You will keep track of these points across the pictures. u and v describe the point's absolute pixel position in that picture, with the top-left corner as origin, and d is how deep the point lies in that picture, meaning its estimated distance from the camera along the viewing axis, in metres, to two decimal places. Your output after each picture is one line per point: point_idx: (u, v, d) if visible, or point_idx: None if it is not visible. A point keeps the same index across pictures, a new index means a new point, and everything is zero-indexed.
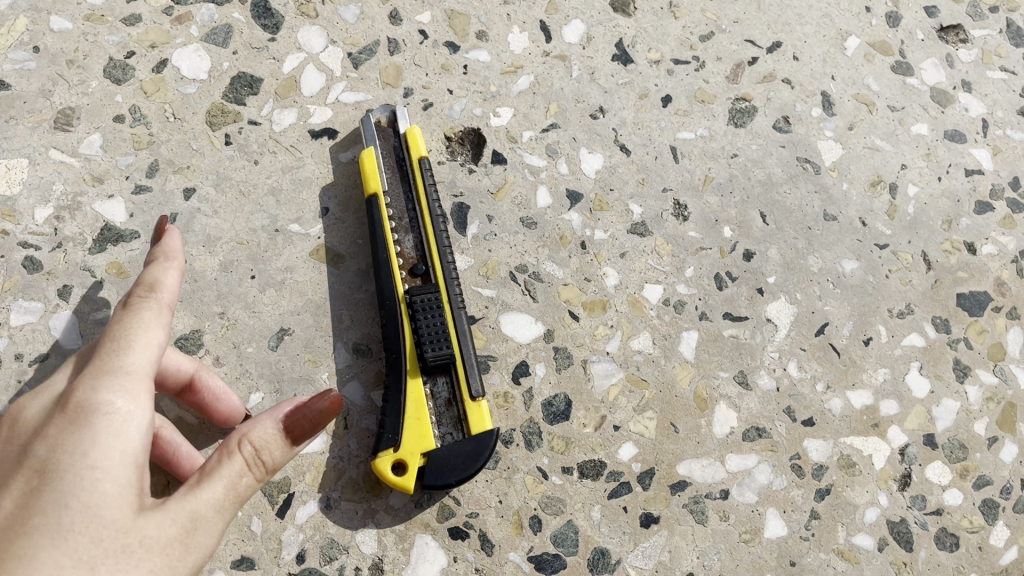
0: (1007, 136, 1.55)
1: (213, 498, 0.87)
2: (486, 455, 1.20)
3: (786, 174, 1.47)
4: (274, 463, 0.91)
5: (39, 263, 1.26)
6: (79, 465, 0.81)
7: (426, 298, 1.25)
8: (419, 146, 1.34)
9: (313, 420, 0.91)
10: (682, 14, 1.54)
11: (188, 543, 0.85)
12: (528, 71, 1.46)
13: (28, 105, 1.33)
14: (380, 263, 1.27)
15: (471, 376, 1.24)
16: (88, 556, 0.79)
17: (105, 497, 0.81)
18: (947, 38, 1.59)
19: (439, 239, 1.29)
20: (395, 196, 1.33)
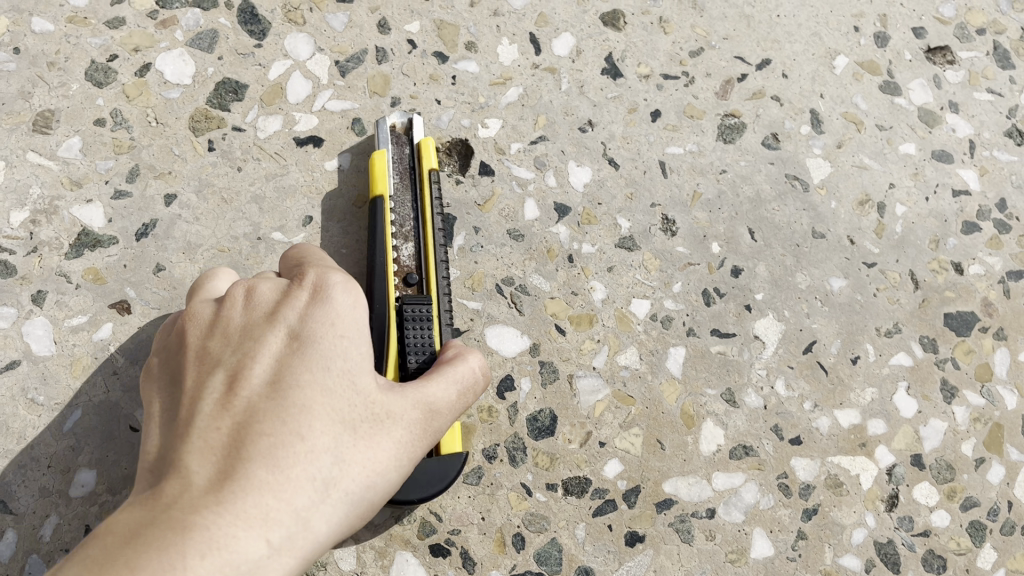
0: (994, 157, 1.55)
1: (449, 388, 0.93)
2: (450, 478, 1.10)
3: (775, 192, 1.47)
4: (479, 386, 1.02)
5: (12, 267, 1.23)
6: (341, 331, 0.84)
7: (419, 304, 1.19)
8: (429, 156, 1.32)
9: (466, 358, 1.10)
10: (672, 30, 1.54)
11: (432, 425, 0.90)
12: (517, 83, 1.45)
13: (6, 107, 1.31)
14: (375, 267, 1.22)
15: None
16: (355, 418, 0.82)
17: (360, 365, 0.85)
18: (934, 60, 1.60)
19: (438, 253, 1.25)
20: (400, 204, 1.29)
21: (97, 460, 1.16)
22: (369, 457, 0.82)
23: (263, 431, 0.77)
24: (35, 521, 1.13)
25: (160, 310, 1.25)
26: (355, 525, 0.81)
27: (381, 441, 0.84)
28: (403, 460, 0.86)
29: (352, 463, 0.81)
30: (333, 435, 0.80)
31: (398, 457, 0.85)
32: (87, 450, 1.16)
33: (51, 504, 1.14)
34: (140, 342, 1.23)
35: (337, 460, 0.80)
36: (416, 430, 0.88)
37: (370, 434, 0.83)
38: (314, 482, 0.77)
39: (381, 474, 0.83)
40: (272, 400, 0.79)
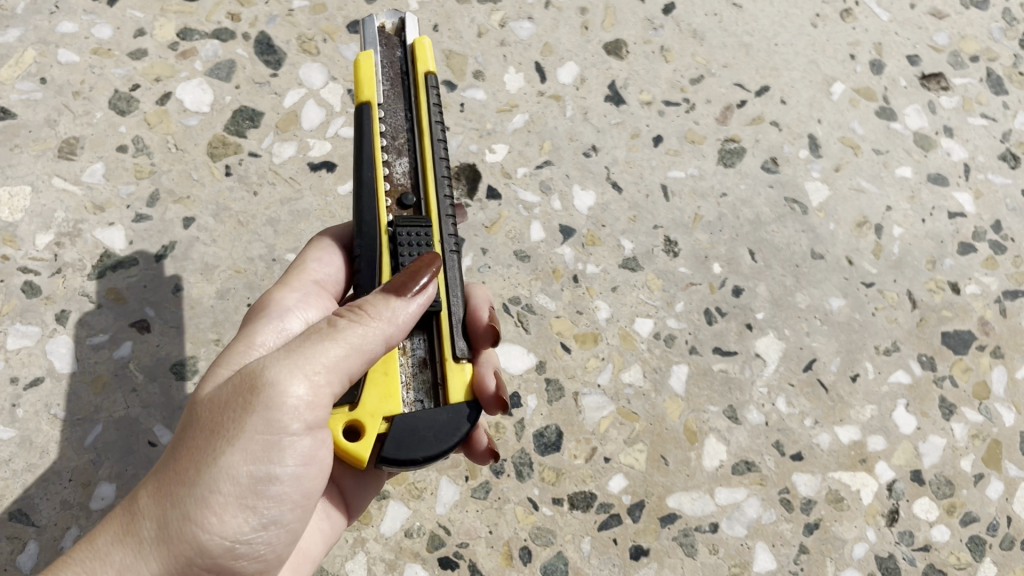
0: (989, 180, 1.59)
1: (284, 351, 0.90)
2: (463, 432, 0.99)
3: (774, 214, 1.51)
4: (381, 316, 0.91)
5: (37, 287, 1.28)
6: (224, 363, 1.03)
7: (415, 227, 1.05)
8: (427, 61, 1.14)
9: (416, 270, 0.94)
10: (672, 58, 1.59)
11: (246, 400, 0.88)
12: (523, 110, 1.50)
13: (33, 134, 1.36)
14: (363, 182, 1.07)
15: (459, 337, 1.03)
16: (174, 440, 0.90)
17: (207, 387, 0.97)
18: (928, 86, 1.64)
19: (438, 168, 1.10)
20: (392, 112, 1.13)
21: (116, 474, 1.20)
22: (192, 462, 0.87)
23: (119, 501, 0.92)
24: (56, 533, 1.16)
25: (178, 329, 1.29)
26: (167, 534, 0.86)
27: (191, 443, 0.88)
28: (214, 449, 0.87)
29: (152, 484, 0.88)
30: (155, 465, 0.91)
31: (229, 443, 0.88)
32: (107, 464, 1.20)
33: (72, 516, 1.17)
34: (158, 359, 1.27)
35: (158, 483, 0.88)
36: (231, 415, 0.88)
37: (179, 445, 0.89)
38: (143, 519, 0.86)
39: (184, 480, 0.86)
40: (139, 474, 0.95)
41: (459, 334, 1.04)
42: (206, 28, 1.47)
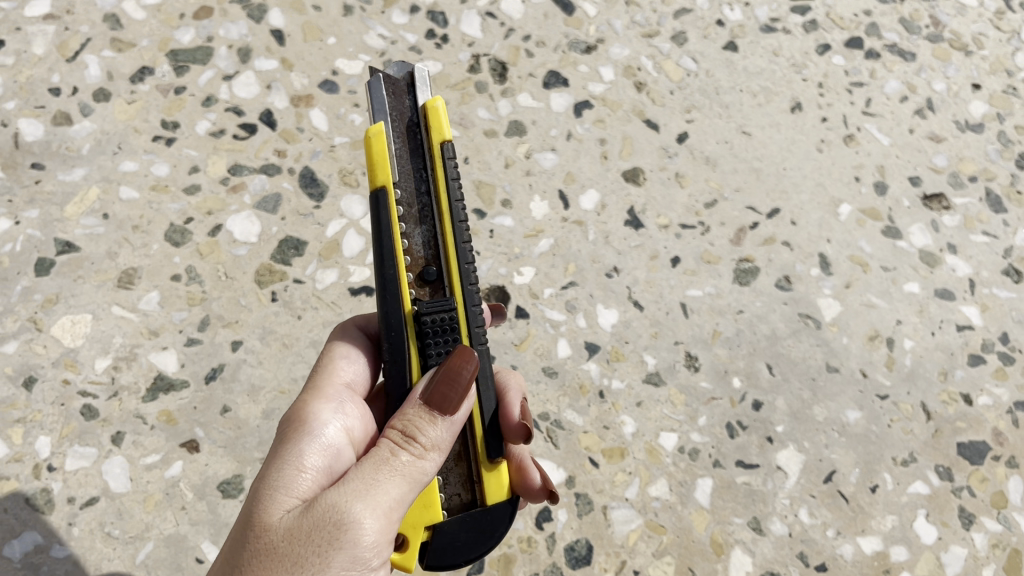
0: (994, 294, 1.66)
1: (360, 487, 0.91)
2: (502, 530, 1.07)
3: (789, 329, 1.58)
4: (433, 442, 0.97)
5: (95, 410, 1.36)
6: (270, 471, 1.00)
7: (441, 323, 1.06)
8: (442, 129, 1.09)
9: (453, 382, 1.00)
10: (687, 183, 1.68)
11: (330, 536, 0.87)
12: (548, 235, 1.60)
13: (95, 265, 1.46)
14: (386, 280, 1.06)
15: (490, 434, 1.09)
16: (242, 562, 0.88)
17: (263, 507, 0.93)
18: (931, 206, 1.72)
19: (460, 248, 1.09)
20: (407, 185, 1.09)
21: None
22: None
23: None
24: None
25: (225, 449, 1.36)
26: None
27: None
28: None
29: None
30: None
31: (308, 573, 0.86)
32: None
33: None
34: (207, 478, 1.33)
35: None
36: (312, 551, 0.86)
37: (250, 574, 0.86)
38: None
39: None
40: None
41: (490, 432, 1.09)
42: (254, 164, 1.57)
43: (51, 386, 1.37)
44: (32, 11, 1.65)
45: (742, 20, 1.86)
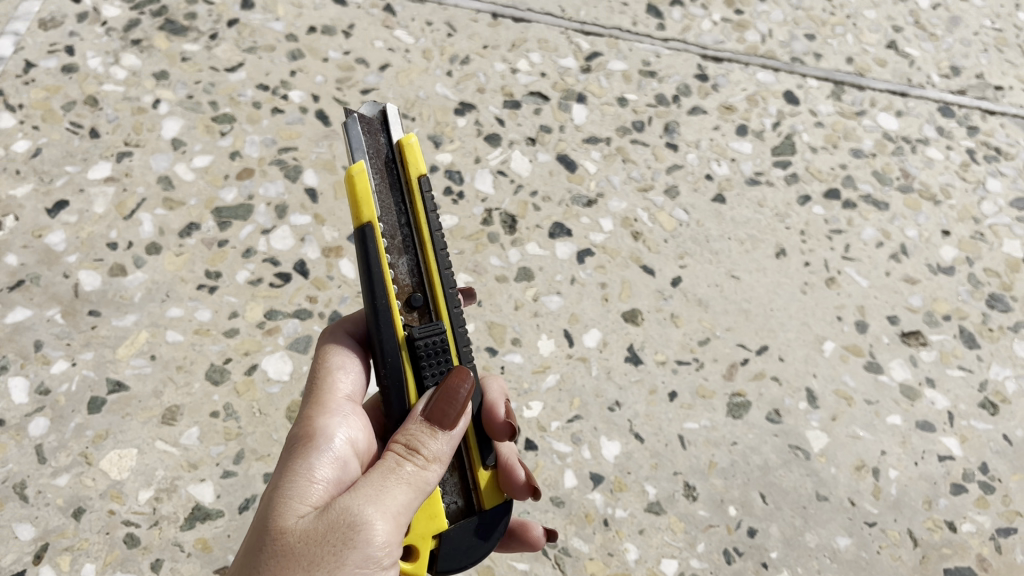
0: (972, 425, 1.78)
1: (370, 493, 1.11)
2: (497, 529, 1.30)
3: (780, 459, 1.70)
4: (434, 454, 1.18)
5: (137, 538, 1.48)
6: (285, 480, 1.19)
7: (431, 338, 1.28)
8: (418, 167, 1.33)
9: (451, 401, 1.21)
10: (682, 323, 1.83)
11: (346, 537, 1.06)
12: (554, 371, 1.74)
13: (141, 403, 1.61)
14: (379, 304, 1.26)
15: (483, 444, 1.33)
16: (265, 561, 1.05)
17: (281, 512, 1.11)
18: (909, 342, 1.86)
19: (439, 270, 1.31)
20: (387, 215, 1.31)
21: None
22: None
23: None
24: None
25: None
26: None
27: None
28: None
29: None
30: None
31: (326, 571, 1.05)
32: None
33: None
34: None
35: None
36: (331, 550, 1.05)
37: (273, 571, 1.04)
38: None
39: None
40: None
41: (482, 443, 1.34)
42: (288, 308, 1.74)
43: (98, 516, 1.49)
44: (94, 173, 1.85)
45: (729, 174, 2.05)
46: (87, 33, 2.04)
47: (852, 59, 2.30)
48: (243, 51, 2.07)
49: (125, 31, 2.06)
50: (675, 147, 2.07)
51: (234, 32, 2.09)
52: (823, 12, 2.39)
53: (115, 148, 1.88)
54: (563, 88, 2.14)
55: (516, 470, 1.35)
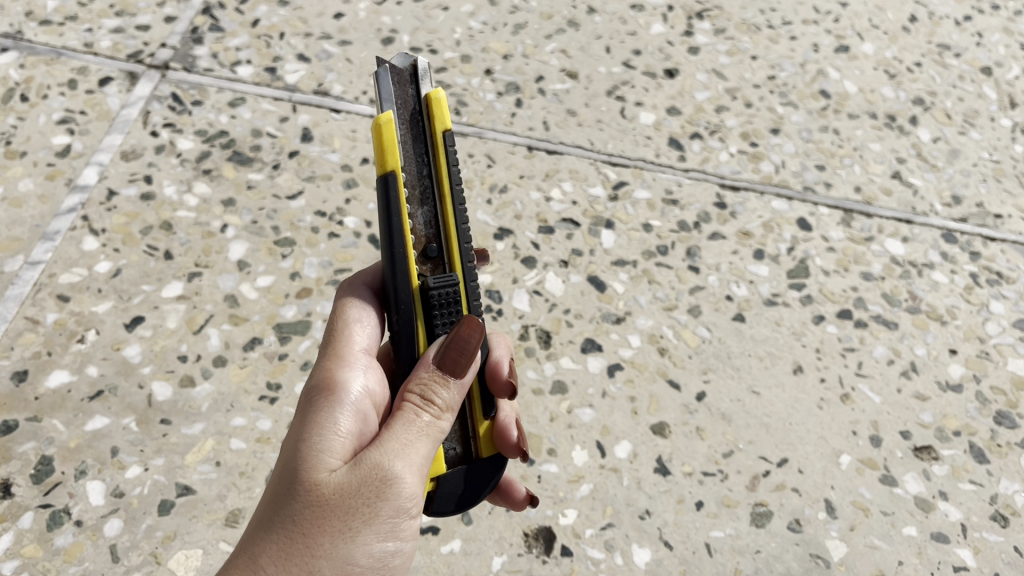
0: (984, 537, 1.87)
1: (395, 445, 1.33)
2: (492, 474, 1.53)
3: (802, 568, 1.79)
4: (446, 404, 1.40)
5: None
6: (314, 430, 1.39)
7: (444, 288, 1.48)
8: (446, 122, 1.51)
9: (462, 350, 1.41)
10: (706, 435, 1.96)
11: (378, 492, 1.30)
12: (588, 480, 1.86)
13: (207, 506, 1.74)
14: (396, 247, 1.45)
15: (484, 399, 1.57)
16: (306, 510, 1.27)
17: (317, 465, 1.32)
18: (921, 456, 1.97)
19: (455, 219, 1.51)
20: (410, 166, 1.51)
21: None
22: (336, 535, 1.27)
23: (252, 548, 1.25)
24: None
25: None
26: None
27: (328, 525, 1.26)
28: (350, 530, 1.28)
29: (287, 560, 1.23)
30: (287, 527, 1.25)
31: (362, 522, 1.29)
32: None
33: None
34: None
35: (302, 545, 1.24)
36: (366, 504, 1.29)
37: (316, 520, 1.26)
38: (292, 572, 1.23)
39: (323, 548, 1.25)
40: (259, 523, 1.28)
41: (483, 397, 1.57)
42: None
43: None
44: (168, 292, 2.03)
45: (748, 295, 2.21)
46: (164, 164, 2.26)
47: (859, 189, 2.48)
48: (303, 180, 2.27)
49: (197, 162, 2.28)
50: (697, 269, 2.24)
51: (295, 162, 2.31)
52: (832, 145, 2.59)
53: (186, 269, 2.07)
54: (592, 214, 2.32)
55: (511, 430, 1.57)
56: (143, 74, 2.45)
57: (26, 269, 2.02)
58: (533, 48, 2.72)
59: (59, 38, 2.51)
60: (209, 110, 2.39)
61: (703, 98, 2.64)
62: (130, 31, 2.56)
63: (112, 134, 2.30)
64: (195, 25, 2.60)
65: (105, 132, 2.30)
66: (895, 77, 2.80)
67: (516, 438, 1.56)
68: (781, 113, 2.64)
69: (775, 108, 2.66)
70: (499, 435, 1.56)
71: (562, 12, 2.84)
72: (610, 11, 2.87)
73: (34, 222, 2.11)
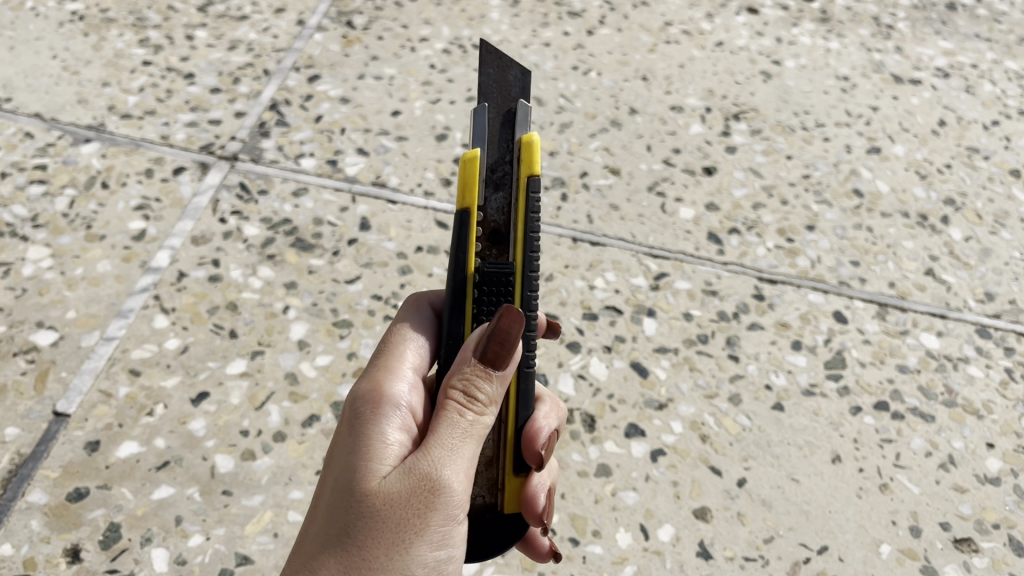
0: None
1: (440, 447, 1.39)
2: (512, 533, 1.59)
3: None
4: (489, 397, 1.45)
5: None
6: (365, 443, 1.46)
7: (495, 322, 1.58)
8: (535, 162, 1.62)
9: (503, 341, 1.44)
10: (747, 520, 2.00)
11: (428, 499, 1.35)
12: (631, 561, 1.90)
13: None
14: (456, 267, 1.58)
15: (517, 459, 1.60)
16: (359, 524, 1.32)
17: (369, 478, 1.38)
18: (961, 548, 2.00)
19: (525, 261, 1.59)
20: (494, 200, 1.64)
21: None
22: (392, 547, 1.33)
23: (313, 564, 1.32)
24: None
25: None
26: None
27: (381, 533, 1.32)
28: (406, 538, 1.33)
29: (344, 574, 1.29)
30: (344, 540, 1.32)
31: (417, 531, 1.34)
32: None
33: None
34: None
35: (361, 559, 1.30)
36: (416, 511, 1.34)
37: (370, 532, 1.32)
38: None
39: (381, 559, 1.31)
40: (318, 541, 1.35)
41: (516, 457, 1.60)
42: None
43: None
44: (232, 368, 2.14)
45: (786, 384, 2.27)
46: (231, 248, 2.40)
47: (893, 284, 2.57)
48: (360, 266, 2.40)
49: (262, 247, 2.42)
50: (736, 358, 2.31)
51: (353, 249, 2.44)
52: (866, 242, 2.68)
53: (249, 347, 2.18)
54: (635, 302, 2.42)
55: (538, 499, 1.59)
56: (214, 165, 2.62)
57: (101, 344, 2.15)
58: (577, 145, 2.87)
59: (138, 131, 2.70)
60: (274, 199, 2.55)
61: (740, 195, 2.76)
62: (203, 125, 2.75)
63: (184, 220, 2.46)
64: (263, 120, 2.79)
65: (177, 218, 2.46)
66: (926, 177, 2.91)
67: (541, 508, 1.59)
68: (816, 211, 2.75)
69: (809, 206, 2.77)
70: (524, 501, 1.60)
71: (606, 113, 3.00)
72: (650, 112, 3.03)
73: (110, 301, 2.25)
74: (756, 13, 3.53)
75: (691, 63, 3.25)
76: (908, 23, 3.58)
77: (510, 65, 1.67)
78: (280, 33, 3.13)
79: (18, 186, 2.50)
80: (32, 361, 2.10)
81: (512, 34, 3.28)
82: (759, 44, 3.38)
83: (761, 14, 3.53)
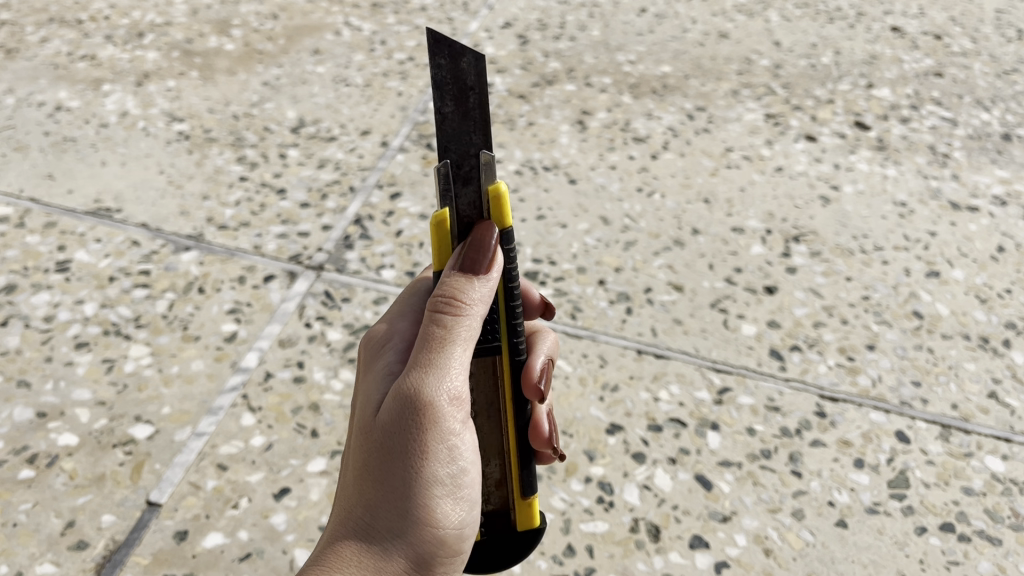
0: None
1: (423, 364, 1.57)
2: (529, 542, 1.90)
3: None
4: (466, 298, 1.61)
5: None
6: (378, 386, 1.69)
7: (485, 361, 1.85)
8: (507, 214, 1.75)
9: (480, 251, 1.66)
10: None
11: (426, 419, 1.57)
12: None
13: None
14: None
15: (524, 482, 1.87)
16: (376, 457, 1.56)
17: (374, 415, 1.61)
18: None
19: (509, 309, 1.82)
20: None
21: None
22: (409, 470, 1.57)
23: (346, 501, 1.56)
24: None
25: None
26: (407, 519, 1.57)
27: (391, 459, 1.56)
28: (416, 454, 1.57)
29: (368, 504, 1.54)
30: (367, 470, 1.56)
31: (426, 449, 1.58)
32: None
33: None
34: None
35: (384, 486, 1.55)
36: (419, 430, 1.57)
37: (384, 460, 1.56)
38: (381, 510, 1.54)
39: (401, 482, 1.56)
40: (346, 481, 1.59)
41: (524, 480, 1.87)
42: None
43: None
44: (313, 466, 2.24)
45: (850, 502, 2.30)
46: (315, 351, 2.55)
47: (956, 406, 2.59)
48: None
49: (344, 350, 2.56)
50: (799, 474, 2.35)
51: None
52: (927, 362, 2.73)
53: (329, 446, 2.29)
54: (698, 416, 2.49)
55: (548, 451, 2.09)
56: (301, 274, 2.81)
57: (193, 439, 2.29)
58: (642, 262, 3.00)
59: (234, 240, 2.92)
60: (356, 306, 2.71)
61: (801, 314, 2.85)
62: (293, 236, 2.96)
63: (272, 323, 2.63)
64: (347, 233, 2.99)
65: (266, 322, 2.64)
66: (986, 301, 2.96)
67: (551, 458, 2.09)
68: (876, 331, 2.82)
69: (869, 326, 2.83)
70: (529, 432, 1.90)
71: (669, 232, 3.14)
72: (712, 232, 3.16)
73: (203, 398, 2.40)
74: (815, 140, 3.69)
75: (751, 187, 3.40)
76: (964, 152, 3.70)
77: (463, 52, 1.63)
78: (365, 153, 3.37)
79: (124, 289, 2.71)
80: (129, 452, 2.24)
81: (580, 157, 3.48)
82: (818, 169, 3.53)
83: (819, 141, 3.69)
